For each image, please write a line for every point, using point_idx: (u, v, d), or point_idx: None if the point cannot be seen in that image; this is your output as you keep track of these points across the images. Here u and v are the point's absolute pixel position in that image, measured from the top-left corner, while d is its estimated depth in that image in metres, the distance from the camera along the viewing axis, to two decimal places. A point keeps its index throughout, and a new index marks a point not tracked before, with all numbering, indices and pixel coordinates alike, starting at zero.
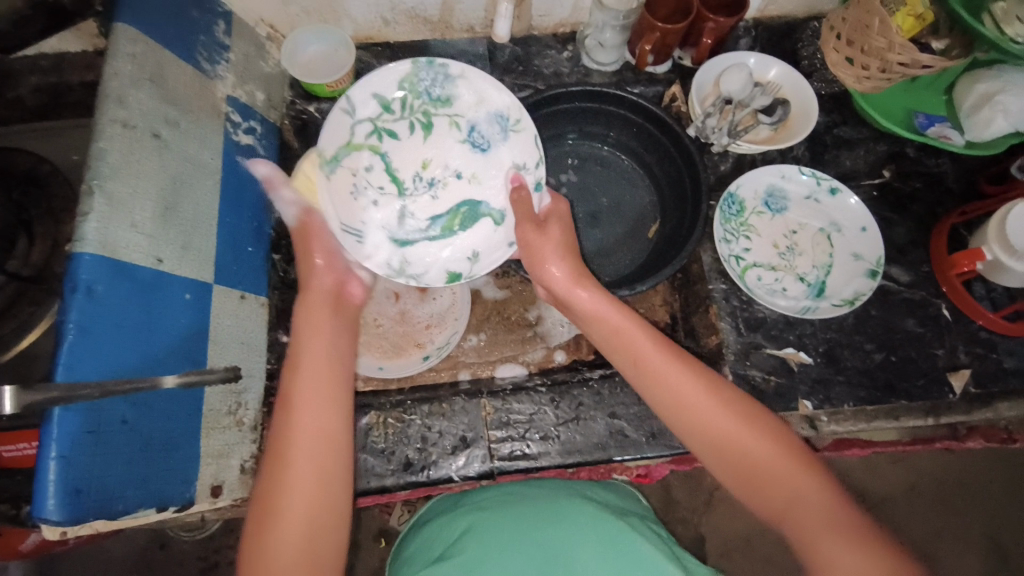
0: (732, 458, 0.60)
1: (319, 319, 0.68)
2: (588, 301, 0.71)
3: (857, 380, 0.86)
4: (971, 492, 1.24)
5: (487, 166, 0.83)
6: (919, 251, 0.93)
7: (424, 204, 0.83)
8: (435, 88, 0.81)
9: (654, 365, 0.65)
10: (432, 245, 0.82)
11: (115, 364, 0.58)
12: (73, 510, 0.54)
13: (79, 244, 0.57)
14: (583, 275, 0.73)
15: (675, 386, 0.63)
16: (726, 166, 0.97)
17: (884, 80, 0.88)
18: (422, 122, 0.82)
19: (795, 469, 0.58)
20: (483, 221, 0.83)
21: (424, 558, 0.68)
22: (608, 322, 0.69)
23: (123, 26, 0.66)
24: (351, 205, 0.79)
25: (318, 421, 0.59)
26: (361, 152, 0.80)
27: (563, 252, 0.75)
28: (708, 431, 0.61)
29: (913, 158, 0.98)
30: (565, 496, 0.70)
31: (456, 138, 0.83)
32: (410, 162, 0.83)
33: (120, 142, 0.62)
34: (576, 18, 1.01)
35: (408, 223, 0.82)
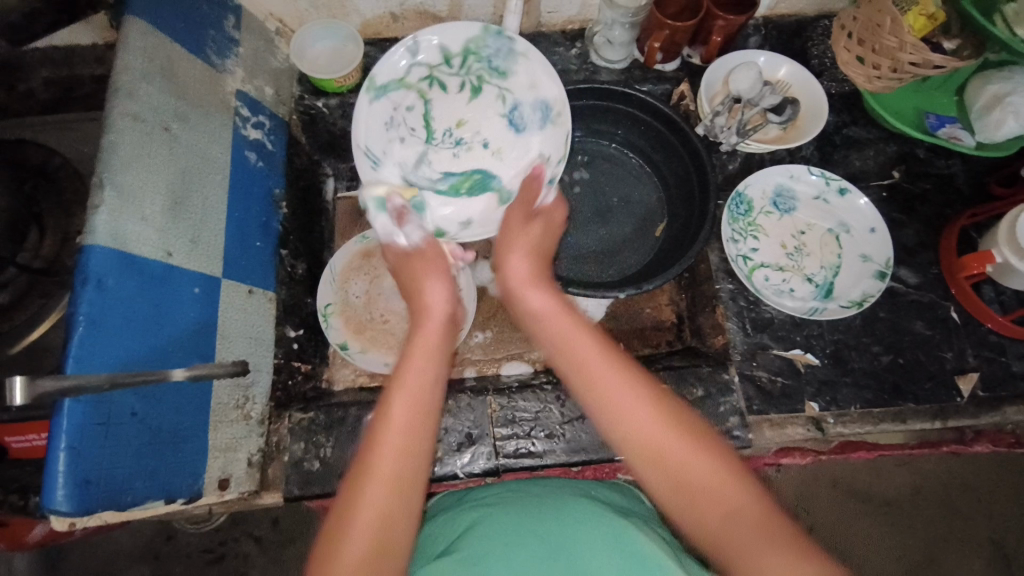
0: (667, 474, 0.52)
1: (433, 340, 0.61)
2: (534, 300, 0.63)
3: (865, 382, 0.85)
4: (976, 495, 1.24)
5: (513, 151, 0.82)
6: (929, 253, 0.92)
7: (444, 157, 0.82)
8: (498, 58, 0.81)
9: (589, 362, 0.57)
10: (434, 200, 0.80)
11: (124, 356, 0.59)
12: (82, 501, 0.54)
13: (90, 237, 0.57)
14: (542, 276, 0.65)
15: (611, 394, 0.55)
16: (734, 165, 0.97)
17: (895, 80, 0.88)
18: (473, 85, 0.82)
19: (733, 490, 0.51)
20: (490, 195, 0.81)
21: (427, 552, 0.68)
22: (552, 323, 0.61)
23: (134, 19, 0.66)
24: (380, 134, 0.78)
25: (409, 440, 0.53)
26: (410, 93, 0.81)
27: (532, 249, 0.69)
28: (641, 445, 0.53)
29: (923, 159, 0.98)
30: (571, 495, 0.70)
31: (497, 110, 0.82)
32: (448, 116, 0.82)
33: (129, 135, 0.62)
34: (585, 15, 1.01)
35: (421, 171, 0.80)
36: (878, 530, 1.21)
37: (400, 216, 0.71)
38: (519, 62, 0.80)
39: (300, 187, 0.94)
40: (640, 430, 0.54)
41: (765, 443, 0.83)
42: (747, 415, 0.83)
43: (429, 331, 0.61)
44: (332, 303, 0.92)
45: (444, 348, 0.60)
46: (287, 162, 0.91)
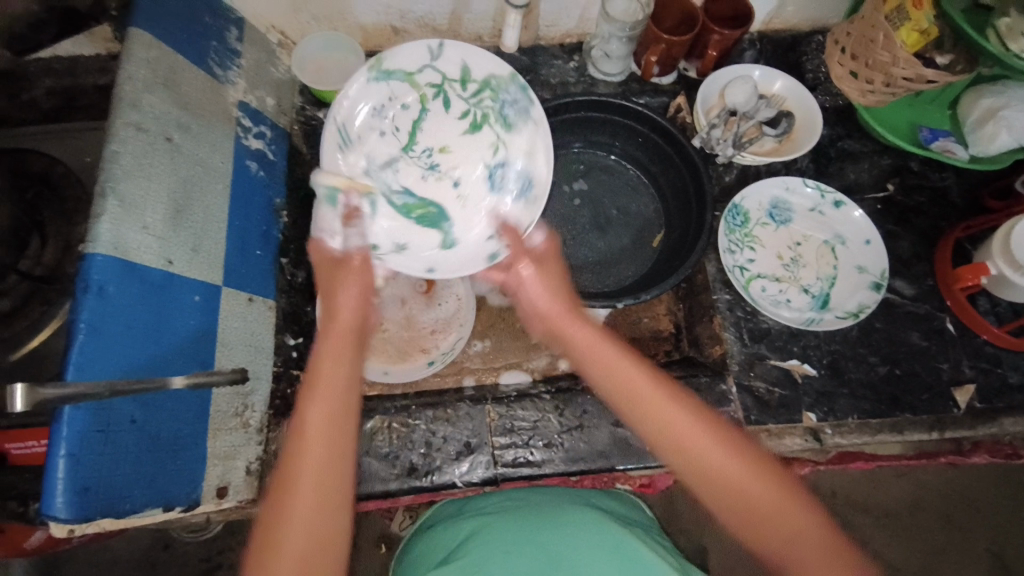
0: (734, 503, 0.55)
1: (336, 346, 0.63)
2: (582, 333, 0.67)
3: (862, 393, 0.86)
4: (974, 508, 1.23)
5: (474, 205, 0.81)
6: (924, 265, 0.93)
7: (410, 170, 0.81)
8: (507, 107, 0.81)
9: (659, 403, 0.59)
10: (382, 209, 0.79)
11: (124, 364, 0.59)
12: (80, 508, 0.54)
13: (92, 245, 0.57)
14: (579, 307, 0.70)
15: (672, 424, 0.58)
16: (730, 177, 0.98)
17: (888, 93, 0.89)
18: (476, 120, 0.82)
19: (795, 514, 0.54)
20: (434, 233, 0.80)
21: (429, 562, 0.68)
22: (600, 355, 0.65)
23: (137, 31, 0.67)
24: (364, 122, 0.79)
25: (319, 454, 0.54)
26: (411, 96, 0.81)
27: (553, 279, 0.74)
28: (707, 474, 0.56)
29: (917, 172, 0.99)
30: (568, 504, 0.70)
31: (483, 158, 0.82)
32: (436, 137, 0.82)
33: (132, 146, 0.63)
34: (582, 29, 1.02)
35: (384, 175, 0.80)
36: (878, 542, 1.21)
37: (348, 216, 0.76)
38: (524, 127, 0.80)
39: (300, 196, 0.95)
40: (705, 460, 0.56)
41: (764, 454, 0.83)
42: (745, 425, 0.83)
43: (334, 343, 0.63)
44: None
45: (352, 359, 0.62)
46: (287, 172, 0.91)
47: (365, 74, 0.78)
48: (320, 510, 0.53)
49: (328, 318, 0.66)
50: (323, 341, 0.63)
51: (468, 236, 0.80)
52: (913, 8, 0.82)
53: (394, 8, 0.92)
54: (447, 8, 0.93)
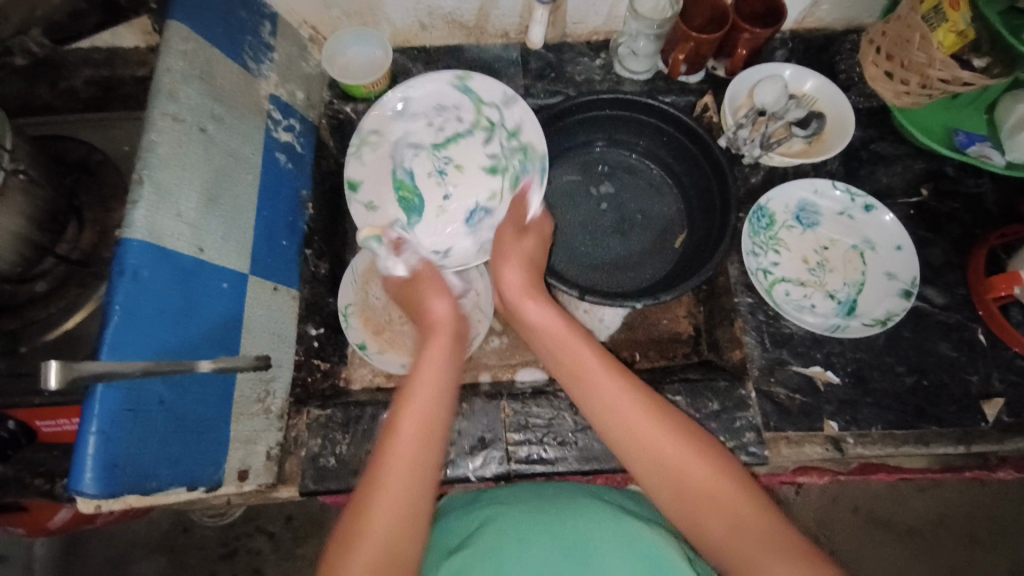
0: (670, 479, 0.58)
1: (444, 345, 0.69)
2: (542, 318, 0.72)
3: (887, 403, 0.84)
4: (1000, 527, 1.19)
5: (440, 224, 0.89)
6: (956, 273, 0.90)
7: (422, 157, 0.90)
8: (524, 174, 0.89)
9: (600, 379, 0.64)
10: (380, 175, 0.88)
11: (155, 347, 0.61)
12: (108, 484, 0.56)
13: (128, 231, 0.59)
14: (537, 289, 0.76)
15: (617, 406, 0.62)
16: (757, 178, 0.96)
17: (925, 95, 0.86)
18: (497, 168, 0.90)
19: (734, 492, 0.56)
20: (402, 217, 0.87)
21: (441, 549, 0.69)
22: (557, 339, 0.70)
23: (176, 25, 0.69)
24: (420, 110, 0.90)
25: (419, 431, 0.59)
26: (469, 117, 0.91)
27: (520, 259, 0.79)
28: (649, 450, 0.59)
29: (952, 177, 0.96)
30: (576, 496, 0.70)
31: (481, 196, 0.90)
32: (464, 157, 0.91)
33: (169, 135, 0.65)
34: (611, 27, 1.01)
35: (404, 150, 0.89)
36: (897, 557, 1.18)
37: (398, 246, 0.80)
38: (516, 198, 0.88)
39: (326, 189, 0.97)
40: (648, 439, 0.59)
41: (782, 461, 0.82)
42: (763, 431, 0.82)
43: (439, 340, 0.69)
44: (351, 303, 0.92)
45: (449, 357, 0.68)
46: (314, 165, 0.93)
47: (450, 78, 0.90)
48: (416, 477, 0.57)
49: (427, 317, 0.73)
50: (430, 339, 0.69)
51: (422, 238, 0.88)
52: (950, 9, 0.80)
53: (422, 4, 0.93)
54: (474, 4, 0.93)
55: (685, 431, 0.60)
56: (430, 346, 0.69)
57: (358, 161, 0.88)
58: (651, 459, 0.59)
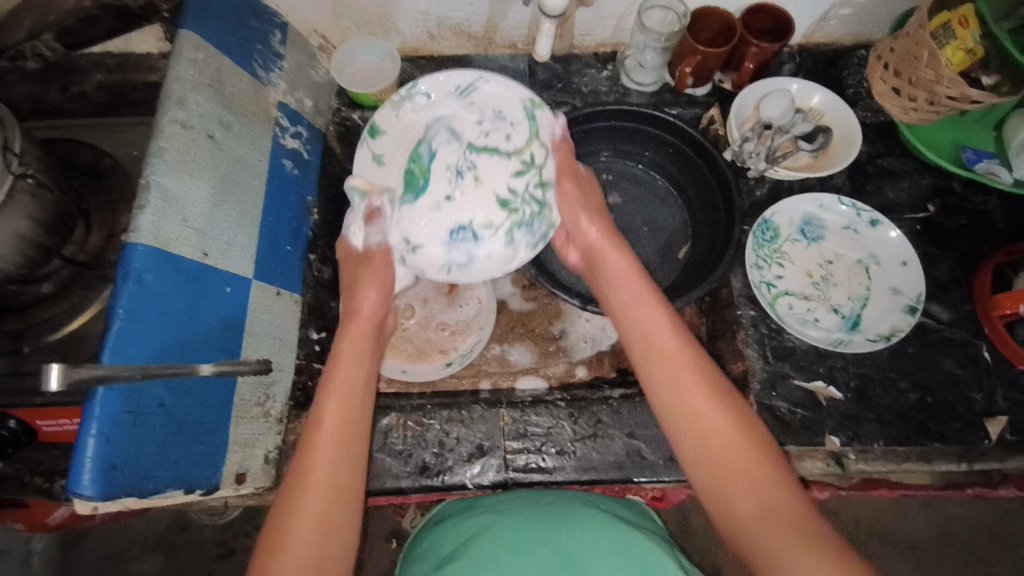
0: (705, 443, 0.58)
1: (364, 337, 0.69)
2: (618, 264, 0.74)
3: (889, 419, 0.83)
4: (1006, 547, 1.17)
5: (427, 219, 0.81)
6: (961, 290, 0.90)
7: (450, 146, 0.84)
8: (529, 228, 0.83)
9: (665, 345, 0.64)
10: (405, 140, 0.85)
11: (157, 350, 0.61)
12: (107, 486, 0.56)
13: (134, 235, 0.60)
14: (616, 237, 0.77)
15: (671, 362, 0.62)
16: (762, 191, 0.96)
17: (932, 112, 0.87)
18: (506, 205, 0.83)
19: (764, 469, 0.56)
20: (396, 189, 0.82)
21: (437, 555, 0.69)
22: (627, 288, 0.71)
23: (188, 33, 0.70)
24: (477, 107, 0.86)
25: (339, 426, 0.60)
26: (517, 142, 0.85)
27: (593, 207, 0.81)
28: (688, 413, 0.59)
29: (959, 194, 0.95)
30: (569, 503, 0.70)
31: (478, 216, 0.82)
32: (488, 173, 0.84)
33: (177, 142, 0.66)
34: (617, 39, 1.03)
35: (439, 131, 0.84)
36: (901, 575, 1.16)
37: (371, 215, 0.76)
38: (505, 242, 0.82)
39: (332, 195, 0.98)
40: (691, 401, 0.60)
41: None
42: None
43: (360, 330, 0.69)
44: None
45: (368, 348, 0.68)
46: (321, 171, 0.94)
47: (524, 96, 0.86)
48: (338, 470, 0.58)
49: (350, 307, 0.71)
50: (351, 331, 0.69)
51: (400, 217, 0.81)
52: (959, 27, 0.82)
53: (431, 15, 0.94)
54: (483, 15, 0.95)
55: (729, 399, 0.60)
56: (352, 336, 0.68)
57: (394, 108, 0.86)
58: (697, 419, 0.59)
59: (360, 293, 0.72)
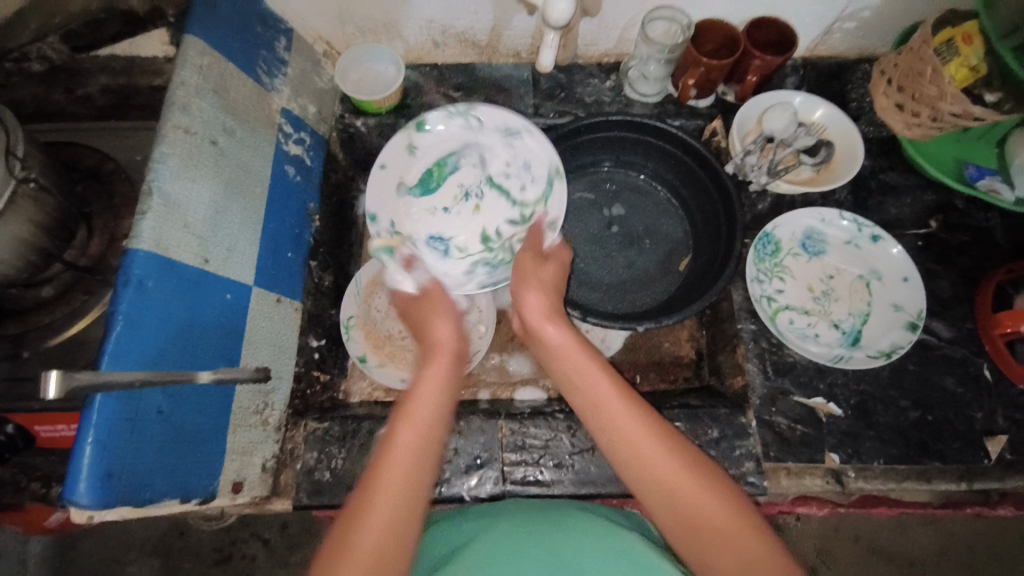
0: (678, 515, 0.55)
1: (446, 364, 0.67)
2: (558, 338, 0.70)
3: (889, 437, 0.82)
4: (1005, 562, 1.17)
5: (416, 213, 0.88)
6: (963, 307, 0.89)
7: (471, 169, 0.90)
8: (494, 268, 0.87)
9: (611, 407, 0.61)
10: (438, 146, 0.90)
11: (155, 357, 0.61)
12: (103, 495, 0.56)
13: (135, 241, 0.60)
14: (558, 312, 0.73)
15: (628, 433, 0.59)
16: (764, 205, 0.96)
17: (935, 128, 0.86)
18: (487, 244, 0.88)
19: (745, 531, 0.53)
20: (407, 180, 0.88)
21: (430, 558, 0.68)
22: (571, 362, 0.67)
23: (192, 38, 0.70)
24: (511, 148, 0.90)
25: (415, 449, 0.57)
26: (529, 195, 0.89)
27: (540, 284, 0.76)
28: (656, 481, 0.57)
29: (962, 210, 0.95)
30: (563, 510, 0.70)
31: (461, 238, 0.88)
32: (491, 211, 0.89)
33: (180, 148, 0.66)
34: (621, 50, 1.02)
35: (471, 154, 0.90)
36: None
37: (409, 263, 0.81)
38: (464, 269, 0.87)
39: (334, 201, 0.98)
40: (654, 466, 0.57)
41: (781, 492, 0.81)
42: (763, 461, 0.81)
43: (441, 359, 0.68)
44: (354, 316, 0.93)
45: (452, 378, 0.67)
46: (323, 177, 0.94)
47: (555, 160, 0.88)
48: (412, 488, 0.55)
49: (431, 338, 0.71)
50: (435, 358, 0.68)
51: (388, 202, 0.87)
52: (963, 43, 0.82)
53: (436, 23, 0.94)
54: (487, 24, 0.95)
55: (687, 454, 0.58)
56: (433, 364, 0.67)
57: (447, 115, 0.89)
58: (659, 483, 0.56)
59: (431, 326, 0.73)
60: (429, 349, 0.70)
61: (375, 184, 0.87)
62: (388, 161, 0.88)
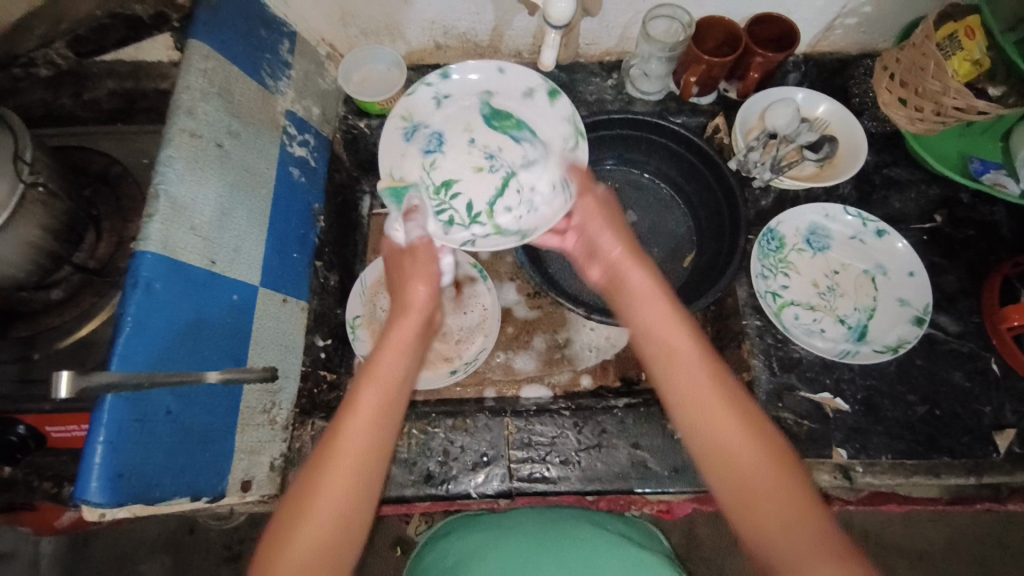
0: (733, 476, 0.55)
1: (414, 328, 0.69)
2: (639, 281, 0.69)
3: (897, 432, 0.82)
4: (1014, 554, 1.16)
5: (461, 116, 0.87)
6: (970, 301, 0.89)
7: (519, 154, 0.85)
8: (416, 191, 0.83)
9: (679, 351, 0.62)
10: (537, 116, 0.89)
11: (163, 359, 0.61)
12: (114, 494, 0.56)
13: (142, 243, 0.60)
14: (638, 254, 0.72)
15: (693, 384, 0.59)
16: (767, 201, 0.96)
17: (939, 122, 0.86)
18: (443, 182, 0.83)
19: (789, 491, 0.54)
20: (494, 95, 0.89)
21: (443, 564, 0.72)
22: (646, 309, 0.67)
23: (197, 43, 0.71)
24: (546, 181, 0.84)
25: (368, 429, 0.58)
26: (500, 219, 0.83)
27: (614, 225, 0.77)
28: (716, 431, 0.57)
29: (967, 204, 0.95)
30: (575, 523, 0.73)
31: (445, 153, 0.85)
32: (480, 179, 0.84)
33: (186, 150, 0.66)
34: (622, 48, 1.03)
35: (532, 148, 0.86)
36: None
37: (410, 214, 0.76)
38: (412, 167, 0.85)
39: (338, 201, 0.99)
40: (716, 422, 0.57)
41: None
42: None
43: (410, 323, 0.69)
44: (359, 315, 0.94)
45: (415, 341, 0.68)
46: (327, 178, 0.95)
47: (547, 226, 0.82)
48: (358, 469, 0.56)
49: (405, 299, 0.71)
50: (401, 321, 0.68)
51: (466, 90, 0.89)
52: (965, 37, 0.82)
53: (438, 24, 0.94)
54: (488, 24, 0.95)
55: (747, 410, 0.58)
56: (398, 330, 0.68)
57: (572, 116, 0.87)
58: (722, 435, 0.57)
59: (409, 287, 0.72)
60: (400, 310, 0.70)
61: (483, 66, 0.89)
62: (511, 76, 0.88)
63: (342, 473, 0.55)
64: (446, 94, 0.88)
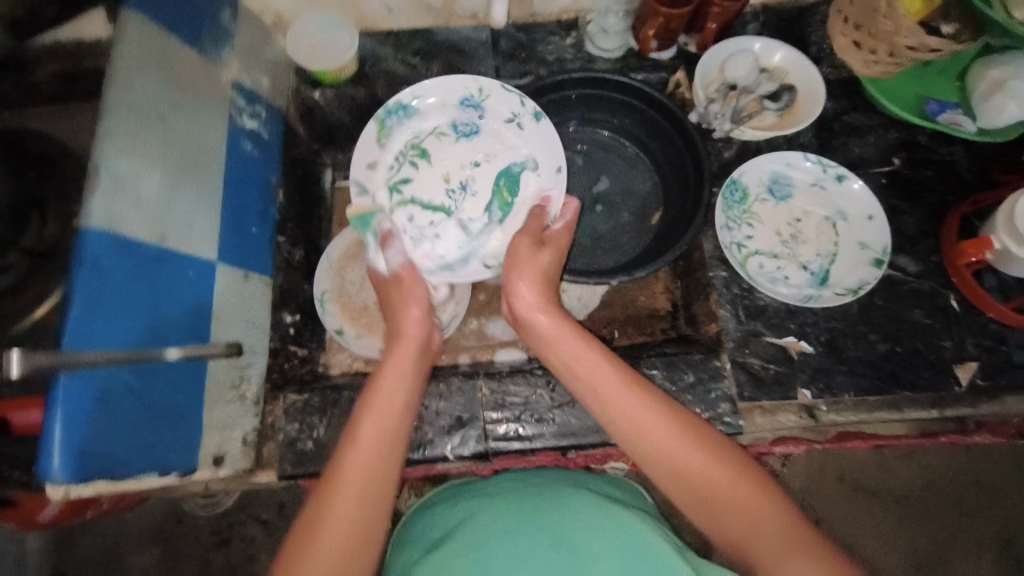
0: (690, 487, 0.58)
1: (409, 357, 0.69)
2: (550, 327, 0.71)
3: (860, 370, 0.84)
4: (984, 490, 1.21)
5: (494, 143, 0.89)
6: (929, 241, 0.91)
7: (467, 211, 0.88)
8: (397, 128, 0.87)
9: (609, 382, 0.64)
10: (517, 218, 0.87)
11: (117, 337, 0.61)
12: (77, 471, 0.56)
13: (86, 219, 0.58)
14: (551, 302, 0.73)
15: (628, 410, 0.62)
16: (730, 152, 0.96)
17: (893, 64, 0.88)
18: (418, 152, 0.88)
19: (750, 494, 0.56)
20: (528, 172, 0.88)
21: (428, 538, 0.72)
22: (559, 348, 0.69)
23: (130, 11, 0.68)
24: (445, 243, 0.87)
25: (370, 452, 0.60)
26: (400, 214, 0.86)
27: (532, 270, 0.75)
28: (661, 450, 0.60)
29: (925, 146, 0.96)
30: (559, 486, 0.74)
31: (451, 140, 0.89)
32: (436, 185, 0.88)
33: (125, 126, 0.64)
34: (579, 4, 1.00)
35: (478, 227, 0.88)
36: (887, 527, 1.20)
37: (387, 240, 0.80)
38: (423, 114, 0.88)
39: (298, 174, 0.98)
40: (660, 441, 0.60)
41: (757, 430, 0.82)
42: (737, 401, 0.83)
43: (403, 351, 0.69)
44: (328, 290, 0.94)
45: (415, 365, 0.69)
46: (282, 151, 0.94)
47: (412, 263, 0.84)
48: (360, 484, 0.58)
49: (399, 325, 0.73)
50: (399, 346, 0.70)
51: (530, 145, 0.88)
52: None
53: None
54: None
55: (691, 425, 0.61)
56: (398, 354, 0.69)
57: None
58: (670, 451, 0.59)
59: (400, 314, 0.74)
60: (394, 337, 0.71)
61: (555, 153, 0.87)
62: (554, 181, 0.86)
63: (342, 501, 0.57)
64: (522, 126, 0.88)
